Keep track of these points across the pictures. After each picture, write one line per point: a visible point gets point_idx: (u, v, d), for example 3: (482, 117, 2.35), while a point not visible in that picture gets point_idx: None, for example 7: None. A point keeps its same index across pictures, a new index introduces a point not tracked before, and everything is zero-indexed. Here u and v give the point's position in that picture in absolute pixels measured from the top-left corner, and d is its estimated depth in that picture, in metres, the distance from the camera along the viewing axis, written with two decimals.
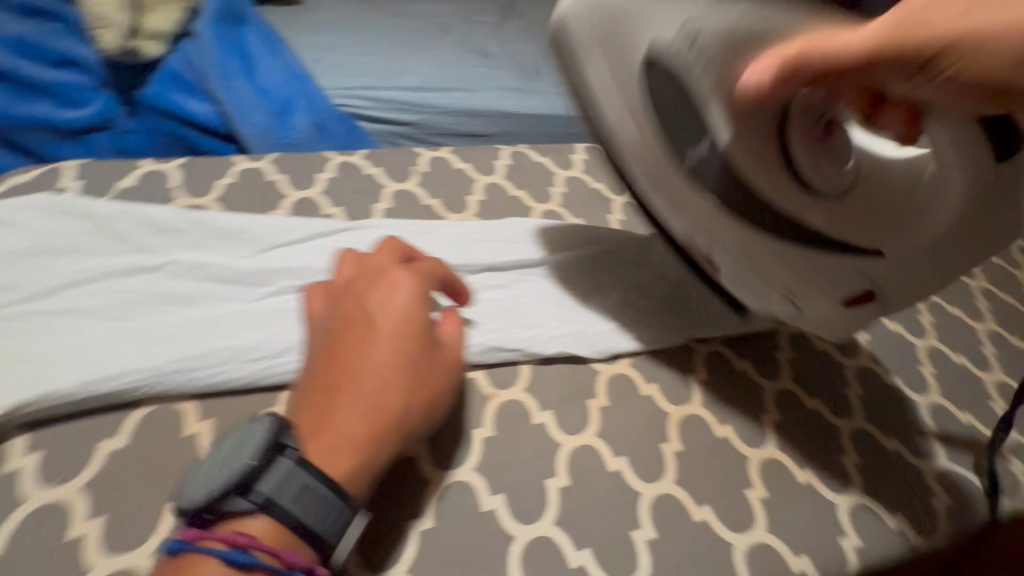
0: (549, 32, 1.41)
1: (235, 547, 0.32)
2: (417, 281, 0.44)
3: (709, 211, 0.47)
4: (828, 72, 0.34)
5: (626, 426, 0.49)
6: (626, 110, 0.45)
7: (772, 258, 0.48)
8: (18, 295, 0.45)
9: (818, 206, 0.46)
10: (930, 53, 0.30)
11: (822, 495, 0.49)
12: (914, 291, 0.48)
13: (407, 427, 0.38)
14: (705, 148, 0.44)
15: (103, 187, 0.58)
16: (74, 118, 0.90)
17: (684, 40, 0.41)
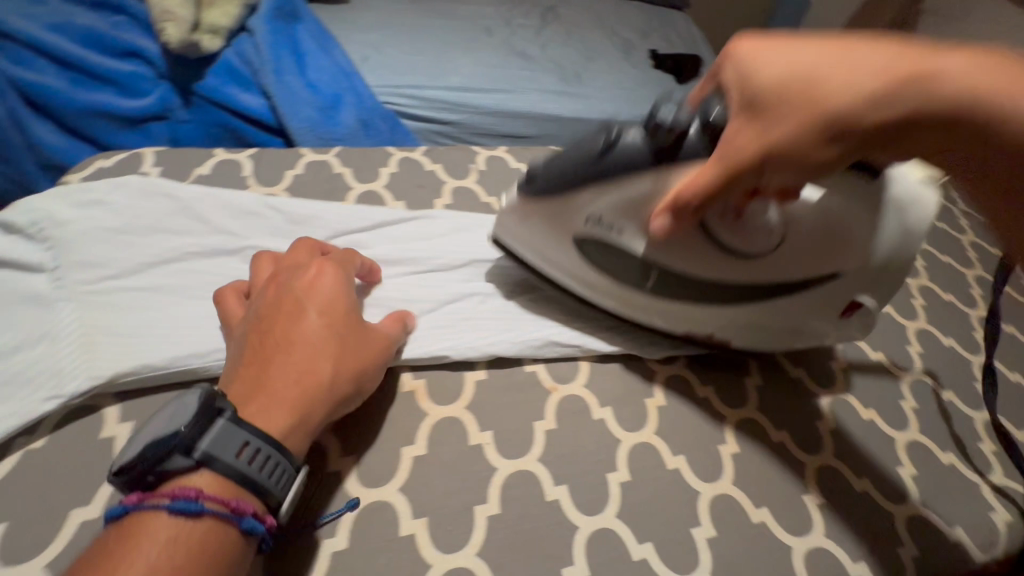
0: (589, 37, 1.42)
1: (183, 499, 0.31)
2: (339, 269, 0.46)
3: (699, 303, 0.51)
4: (702, 208, 0.42)
5: (684, 426, 0.50)
6: (578, 251, 0.51)
7: (762, 322, 0.52)
8: (110, 271, 0.47)
9: (757, 272, 0.49)
10: (763, 159, 0.38)
11: (881, 504, 0.49)
12: (886, 284, 0.50)
13: (340, 388, 0.40)
14: (653, 282, 0.51)
15: (181, 174, 0.61)
16: (135, 107, 0.91)
17: (592, 224, 0.49)
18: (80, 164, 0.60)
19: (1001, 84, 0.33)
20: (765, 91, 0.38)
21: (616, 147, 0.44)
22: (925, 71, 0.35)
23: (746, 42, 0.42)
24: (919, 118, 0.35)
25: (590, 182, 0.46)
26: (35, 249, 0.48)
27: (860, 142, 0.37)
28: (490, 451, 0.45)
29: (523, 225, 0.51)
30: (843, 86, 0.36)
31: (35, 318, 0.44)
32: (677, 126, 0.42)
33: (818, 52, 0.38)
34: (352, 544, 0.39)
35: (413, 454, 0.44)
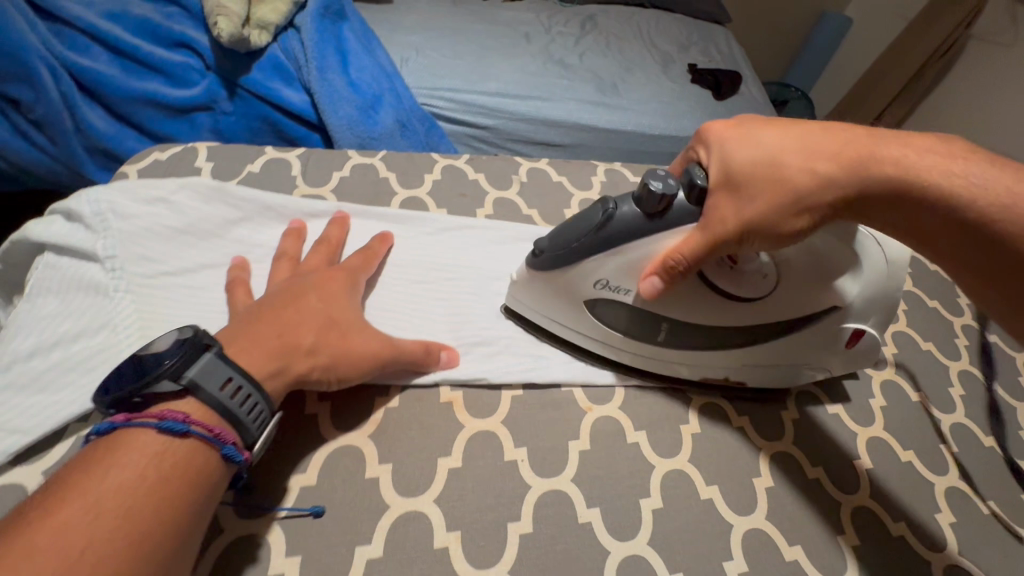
0: (628, 48, 1.41)
1: (171, 420, 0.32)
2: (363, 267, 0.51)
3: (709, 347, 0.50)
4: (686, 273, 0.43)
5: (718, 456, 0.49)
6: (580, 314, 0.50)
7: (769, 356, 0.51)
8: (166, 266, 0.50)
9: (753, 318, 0.49)
10: (741, 232, 0.41)
11: (917, 551, 0.48)
12: (884, 308, 0.48)
13: (318, 358, 0.42)
14: (664, 334, 0.50)
15: (232, 170, 0.62)
16: (181, 97, 0.92)
17: (601, 287, 0.47)
18: (137, 155, 0.62)
19: (940, 166, 0.37)
20: (734, 169, 0.41)
21: (614, 218, 0.44)
22: (871, 156, 0.39)
23: (715, 124, 0.45)
24: (870, 195, 0.39)
25: (598, 249, 0.45)
26: (92, 237, 0.49)
27: (817, 216, 0.40)
28: (525, 468, 0.45)
29: (533, 292, 0.50)
30: (802, 170, 0.40)
31: (95, 307, 0.47)
32: (667, 194, 0.41)
33: (783, 135, 0.41)
34: (387, 552, 0.40)
35: (449, 465, 0.44)
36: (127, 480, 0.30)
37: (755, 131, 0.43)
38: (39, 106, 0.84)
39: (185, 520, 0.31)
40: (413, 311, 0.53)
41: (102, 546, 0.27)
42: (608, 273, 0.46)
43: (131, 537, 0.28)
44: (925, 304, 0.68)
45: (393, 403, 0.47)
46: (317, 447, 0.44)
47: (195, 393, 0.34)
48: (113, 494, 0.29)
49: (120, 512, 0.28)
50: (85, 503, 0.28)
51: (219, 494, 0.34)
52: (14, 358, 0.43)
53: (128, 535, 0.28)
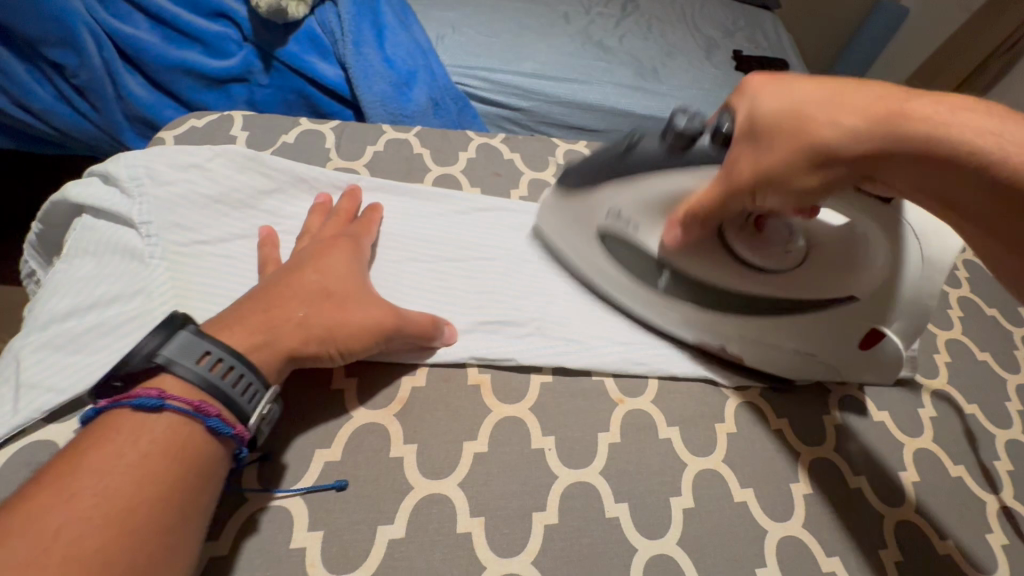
0: (670, 32, 1.36)
1: (144, 397, 0.33)
2: (354, 239, 0.49)
3: (712, 309, 0.50)
4: (701, 221, 0.44)
5: (754, 457, 0.47)
6: (591, 242, 0.52)
7: (783, 334, 0.49)
8: (200, 236, 0.50)
9: (778, 285, 0.49)
10: (755, 185, 0.39)
11: (965, 571, 0.45)
12: (915, 313, 0.47)
13: (312, 328, 0.41)
14: (667, 281, 0.50)
15: (267, 140, 0.62)
16: (218, 67, 0.92)
17: (612, 218, 0.50)
18: (174, 122, 0.62)
19: (979, 126, 0.32)
20: (757, 119, 0.39)
21: (636, 147, 0.46)
22: (910, 109, 0.34)
23: (755, 75, 0.42)
24: (898, 154, 0.34)
25: (613, 176, 0.48)
26: (129, 202, 0.49)
27: (841, 173, 0.37)
28: (552, 458, 0.44)
29: (558, 217, 0.53)
30: (830, 121, 0.36)
31: (130, 274, 0.47)
32: (689, 132, 0.43)
33: (816, 84, 0.38)
34: (410, 534, 0.39)
35: (474, 450, 0.43)
36: (104, 461, 0.30)
37: (789, 79, 0.39)
38: (83, 72, 0.85)
39: (173, 493, 0.31)
40: (417, 287, 0.51)
41: (81, 524, 0.27)
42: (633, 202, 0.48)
43: (111, 514, 0.28)
44: (983, 312, 0.64)
45: (419, 381, 0.46)
46: (343, 422, 0.43)
47: (172, 370, 0.34)
48: (90, 475, 0.29)
49: (97, 492, 0.29)
50: (64, 487, 0.29)
51: (215, 466, 0.34)
52: (53, 317, 0.43)
53: (107, 513, 0.28)
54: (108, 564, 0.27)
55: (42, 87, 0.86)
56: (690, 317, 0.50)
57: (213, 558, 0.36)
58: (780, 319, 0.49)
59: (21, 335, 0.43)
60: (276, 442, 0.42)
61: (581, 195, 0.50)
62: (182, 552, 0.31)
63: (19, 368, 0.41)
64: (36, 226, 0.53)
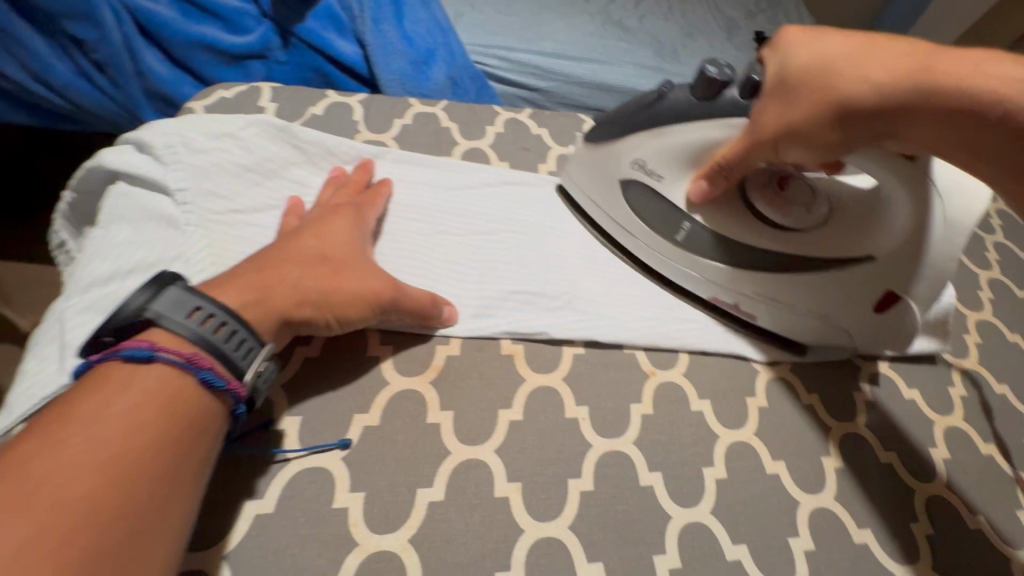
0: (690, 12, 1.33)
1: (134, 348, 0.32)
2: (355, 210, 0.49)
3: (725, 265, 0.49)
4: (725, 174, 0.44)
5: (785, 431, 0.47)
6: (614, 192, 0.52)
7: (793, 292, 0.48)
8: (234, 204, 0.51)
9: (799, 242, 0.47)
10: (778, 137, 0.39)
11: (996, 546, 0.45)
12: (935, 278, 0.44)
13: (306, 291, 0.40)
14: (685, 234, 0.50)
15: (295, 112, 0.62)
16: (237, 42, 0.91)
17: (637, 168, 0.50)
18: (203, 92, 0.62)
19: (998, 77, 0.32)
20: (785, 72, 0.39)
21: (666, 97, 0.46)
22: (935, 64, 0.34)
23: (789, 28, 0.41)
24: (913, 107, 0.34)
25: (641, 126, 0.48)
26: (163, 169, 0.49)
27: (867, 129, 0.36)
28: (587, 427, 0.44)
29: (584, 172, 0.54)
30: (856, 75, 0.36)
31: (166, 240, 0.47)
32: (719, 79, 0.42)
33: (845, 37, 0.38)
34: (448, 497, 0.39)
35: (509, 418, 0.44)
36: (92, 409, 0.30)
37: (821, 33, 0.39)
38: (102, 47, 0.84)
39: (163, 443, 0.31)
40: (426, 257, 0.51)
41: (69, 470, 0.27)
42: (668, 148, 0.47)
43: (98, 461, 0.28)
44: (1014, 295, 0.63)
45: (454, 350, 0.47)
46: (381, 389, 0.44)
47: (159, 324, 0.34)
48: (78, 422, 0.29)
49: (86, 438, 0.29)
50: (51, 434, 0.29)
51: (210, 419, 0.34)
52: (94, 280, 0.44)
53: (96, 458, 0.28)
54: (95, 509, 0.27)
55: (62, 62, 0.86)
56: (704, 270, 0.50)
57: (258, 515, 0.37)
58: (793, 277, 0.48)
59: (64, 298, 0.44)
60: (316, 404, 0.42)
61: (608, 148, 0.51)
62: (181, 499, 0.31)
63: (63, 329, 0.41)
64: (69, 194, 0.53)
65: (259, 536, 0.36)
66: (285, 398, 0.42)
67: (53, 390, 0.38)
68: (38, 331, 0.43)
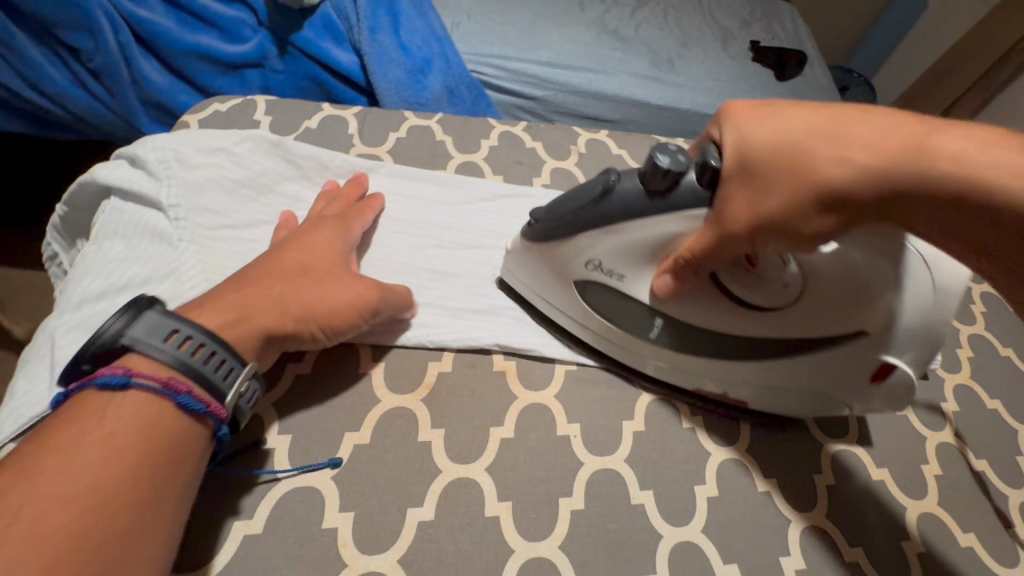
0: (686, 22, 1.34)
1: (110, 375, 0.32)
2: (341, 222, 0.49)
3: (706, 356, 0.45)
4: (695, 268, 0.40)
5: (777, 447, 0.47)
6: (569, 288, 0.47)
7: (780, 372, 0.44)
8: (228, 220, 0.51)
9: (779, 327, 0.43)
10: (752, 231, 0.36)
11: (987, 564, 0.45)
12: (927, 341, 0.39)
13: (289, 304, 0.40)
14: (658, 331, 0.45)
15: (290, 125, 0.62)
16: (234, 52, 0.91)
17: (593, 268, 0.45)
18: (198, 104, 0.62)
19: (992, 159, 0.30)
20: (748, 154, 0.36)
21: (612, 192, 0.40)
22: (923, 145, 0.32)
23: (736, 103, 0.39)
24: (905, 192, 0.32)
25: (590, 225, 0.42)
26: (157, 185, 0.49)
27: (852, 216, 0.34)
28: (579, 444, 0.44)
29: (526, 267, 0.48)
30: (834, 160, 0.33)
31: (159, 255, 0.47)
32: (674, 170, 0.37)
33: (813, 114, 0.35)
34: (439, 516, 0.39)
35: (501, 435, 0.44)
36: (72, 435, 0.30)
37: (781, 111, 0.36)
38: (98, 56, 0.84)
39: (143, 466, 0.31)
40: (416, 271, 0.51)
41: (46, 501, 0.27)
42: (628, 245, 0.42)
43: (77, 488, 0.28)
44: (1006, 309, 0.63)
45: (446, 366, 0.47)
46: (372, 406, 0.44)
47: (135, 349, 0.34)
48: (59, 449, 0.29)
49: (66, 465, 0.29)
50: (34, 461, 0.29)
51: (193, 441, 0.34)
52: (86, 297, 0.44)
53: (77, 485, 0.28)
54: (76, 536, 0.27)
55: (58, 70, 0.85)
56: (679, 364, 0.46)
57: (248, 535, 0.37)
58: (780, 363, 0.44)
59: (55, 316, 0.44)
60: (306, 422, 0.42)
61: (556, 249, 0.45)
62: (164, 521, 0.31)
63: (55, 347, 0.41)
64: (61, 208, 0.53)
65: (247, 557, 0.36)
66: (276, 416, 0.42)
67: (44, 409, 0.38)
68: (29, 348, 0.43)
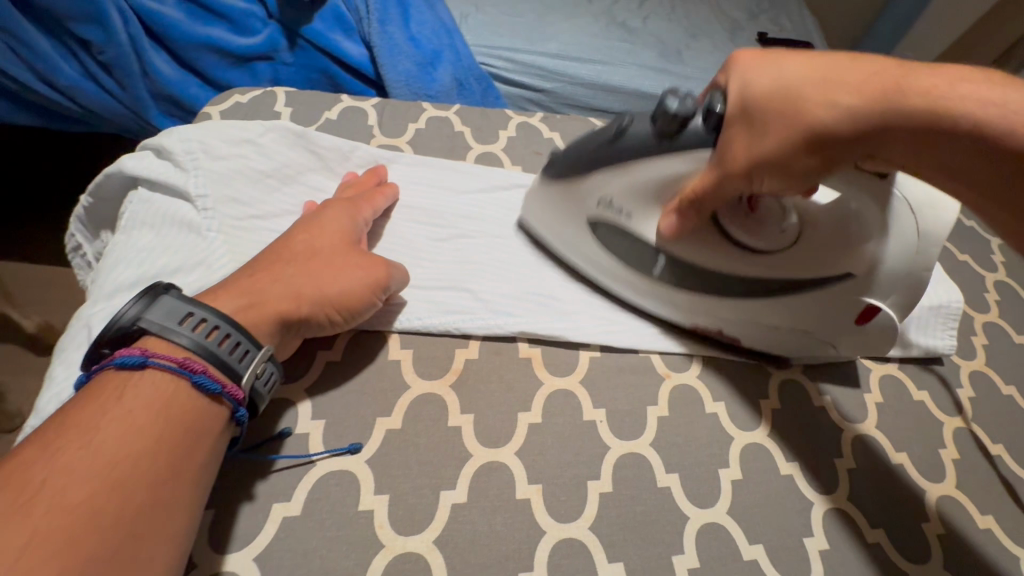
0: (693, 13, 1.33)
1: (126, 355, 0.33)
2: (351, 206, 0.49)
3: (707, 295, 0.48)
4: (698, 208, 0.41)
5: (798, 432, 0.48)
6: (581, 228, 0.50)
7: (780, 316, 0.47)
8: (253, 211, 0.51)
9: (773, 270, 0.46)
10: (752, 169, 0.37)
11: (1004, 544, 0.46)
12: (909, 286, 0.44)
13: (300, 289, 0.41)
14: (662, 269, 0.48)
15: (310, 116, 0.62)
16: (245, 44, 0.91)
17: (604, 206, 0.47)
18: (218, 96, 0.62)
19: (979, 99, 0.32)
20: (748, 100, 0.37)
21: (626, 133, 0.43)
22: (908, 86, 0.33)
23: (739, 52, 0.40)
24: (889, 130, 0.33)
25: (603, 163, 0.45)
26: (182, 175, 0.49)
27: (842, 153, 0.35)
28: (604, 429, 0.45)
29: (545, 205, 0.51)
30: (827, 100, 0.35)
31: (187, 245, 0.47)
32: (682, 114, 0.39)
33: (811, 61, 0.36)
34: (471, 499, 0.40)
35: (529, 421, 0.45)
36: (88, 417, 0.31)
37: (779, 57, 0.38)
38: (110, 48, 0.85)
39: (158, 446, 0.31)
40: (436, 259, 0.52)
41: (65, 477, 0.28)
42: (640, 185, 0.45)
43: (93, 467, 0.29)
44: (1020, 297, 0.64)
45: (472, 353, 0.47)
46: (402, 392, 0.44)
47: (151, 332, 0.34)
48: (74, 431, 0.30)
49: (82, 446, 0.29)
50: (50, 444, 0.29)
51: (210, 424, 0.34)
52: (119, 286, 0.44)
53: (92, 465, 0.29)
54: (93, 516, 0.28)
55: (68, 64, 0.86)
56: (684, 302, 0.49)
57: (286, 517, 0.38)
58: (778, 301, 0.47)
59: (89, 305, 0.44)
60: (337, 407, 0.43)
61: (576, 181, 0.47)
62: (181, 501, 0.32)
63: (90, 335, 0.42)
64: (86, 199, 0.54)
65: (287, 538, 0.37)
66: (309, 402, 0.43)
67: None
68: (64, 337, 0.43)
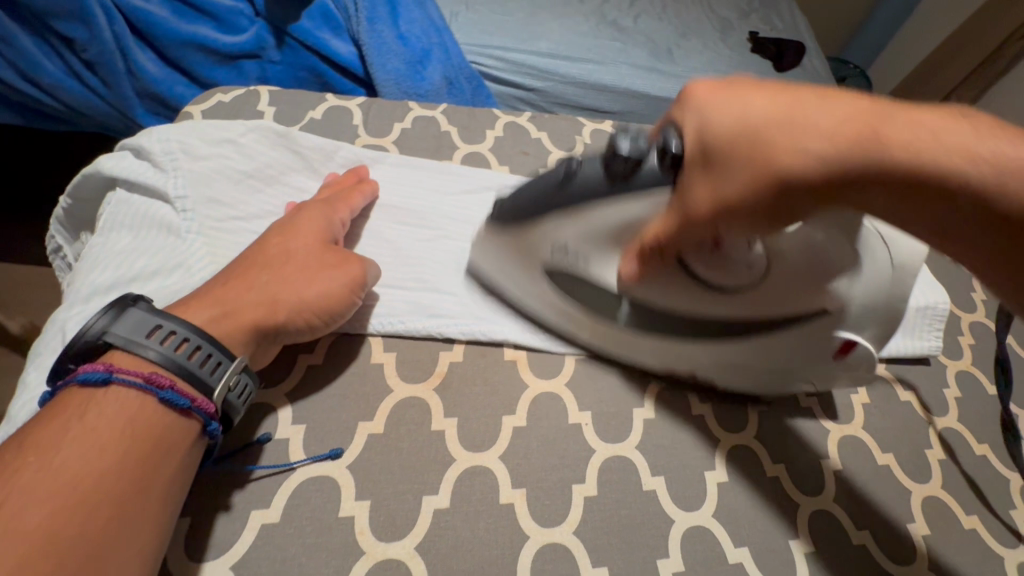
0: (684, 13, 1.33)
1: (88, 372, 0.32)
2: (327, 207, 0.48)
3: (676, 337, 0.45)
4: (659, 254, 0.39)
5: (784, 433, 0.48)
6: (537, 275, 0.46)
7: (755, 356, 0.45)
8: (236, 212, 0.51)
9: (743, 309, 0.43)
10: (713, 216, 0.34)
11: (988, 544, 0.46)
12: (887, 316, 0.42)
13: (276, 295, 0.40)
14: (628, 311, 0.45)
15: (294, 116, 0.61)
16: (230, 42, 0.90)
17: (559, 253, 0.44)
18: (200, 95, 0.61)
19: (960, 148, 0.29)
20: (707, 141, 0.34)
21: (576, 176, 0.38)
22: (885, 129, 0.30)
23: (698, 82, 0.38)
24: (862, 180, 0.30)
25: (554, 210, 0.40)
26: (162, 176, 0.49)
27: (807, 200, 0.32)
28: (590, 432, 0.45)
29: (494, 255, 0.47)
30: (794, 144, 0.32)
31: (167, 247, 0.47)
32: (635, 155, 0.36)
33: (770, 96, 0.34)
34: (454, 504, 0.40)
35: (514, 424, 0.44)
36: (49, 437, 0.30)
37: (743, 94, 0.35)
38: (92, 46, 0.83)
39: (123, 465, 0.31)
40: (421, 261, 0.51)
41: (25, 499, 0.27)
42: (598, 230, 0.41)
43: (54, 488, 0.28)
44: None
45: (457, 356, 0.47)
46: (385, 396, 0.44)
47: (117, 347, 0.34)
48: (36, 451, 0.29)
49: (43, 467, 0.29)
50: (10, 464, 0.29)
51: (180, 441, 0.34)
52: (95, 288, 0.43)
53: (53, 486, 0.28)
54: (53, 538, 0.27)
55: (51, 62, 0.84)
56: (656, 347, 0.46)
57: (265, 525, 0.37)
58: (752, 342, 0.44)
59: (64, 309, 0.43)
60: (318, 412, 0.42)
61: (526, 231, 0.43)
62: (149, 520, 0.31)
63: (65, 338, 0.41)
64: (64, 201, 0.53)
65: (265, 545, 0.36)
66: (291, 407, 0.42)
67: None
68: (38, 341, 0.42)
